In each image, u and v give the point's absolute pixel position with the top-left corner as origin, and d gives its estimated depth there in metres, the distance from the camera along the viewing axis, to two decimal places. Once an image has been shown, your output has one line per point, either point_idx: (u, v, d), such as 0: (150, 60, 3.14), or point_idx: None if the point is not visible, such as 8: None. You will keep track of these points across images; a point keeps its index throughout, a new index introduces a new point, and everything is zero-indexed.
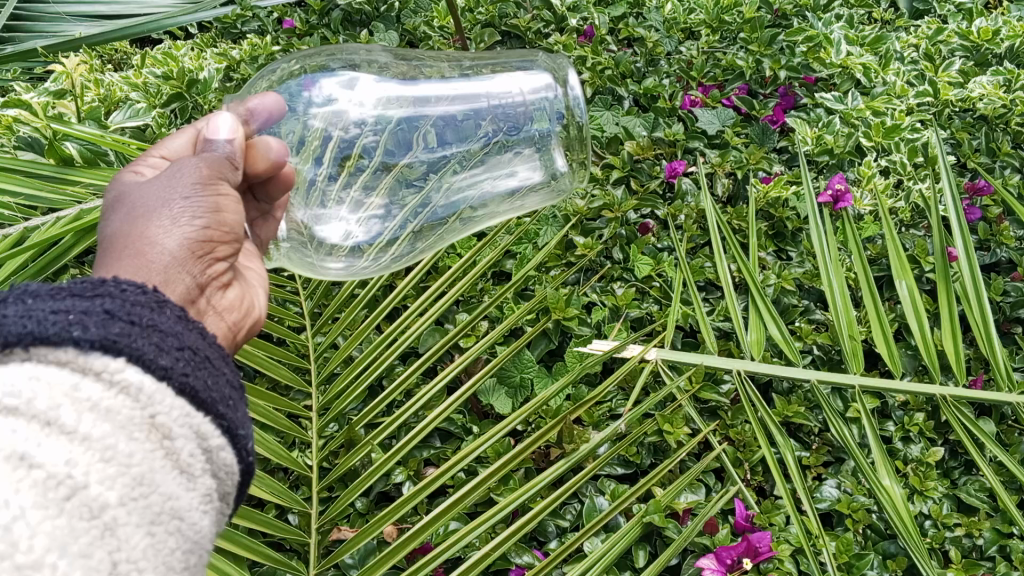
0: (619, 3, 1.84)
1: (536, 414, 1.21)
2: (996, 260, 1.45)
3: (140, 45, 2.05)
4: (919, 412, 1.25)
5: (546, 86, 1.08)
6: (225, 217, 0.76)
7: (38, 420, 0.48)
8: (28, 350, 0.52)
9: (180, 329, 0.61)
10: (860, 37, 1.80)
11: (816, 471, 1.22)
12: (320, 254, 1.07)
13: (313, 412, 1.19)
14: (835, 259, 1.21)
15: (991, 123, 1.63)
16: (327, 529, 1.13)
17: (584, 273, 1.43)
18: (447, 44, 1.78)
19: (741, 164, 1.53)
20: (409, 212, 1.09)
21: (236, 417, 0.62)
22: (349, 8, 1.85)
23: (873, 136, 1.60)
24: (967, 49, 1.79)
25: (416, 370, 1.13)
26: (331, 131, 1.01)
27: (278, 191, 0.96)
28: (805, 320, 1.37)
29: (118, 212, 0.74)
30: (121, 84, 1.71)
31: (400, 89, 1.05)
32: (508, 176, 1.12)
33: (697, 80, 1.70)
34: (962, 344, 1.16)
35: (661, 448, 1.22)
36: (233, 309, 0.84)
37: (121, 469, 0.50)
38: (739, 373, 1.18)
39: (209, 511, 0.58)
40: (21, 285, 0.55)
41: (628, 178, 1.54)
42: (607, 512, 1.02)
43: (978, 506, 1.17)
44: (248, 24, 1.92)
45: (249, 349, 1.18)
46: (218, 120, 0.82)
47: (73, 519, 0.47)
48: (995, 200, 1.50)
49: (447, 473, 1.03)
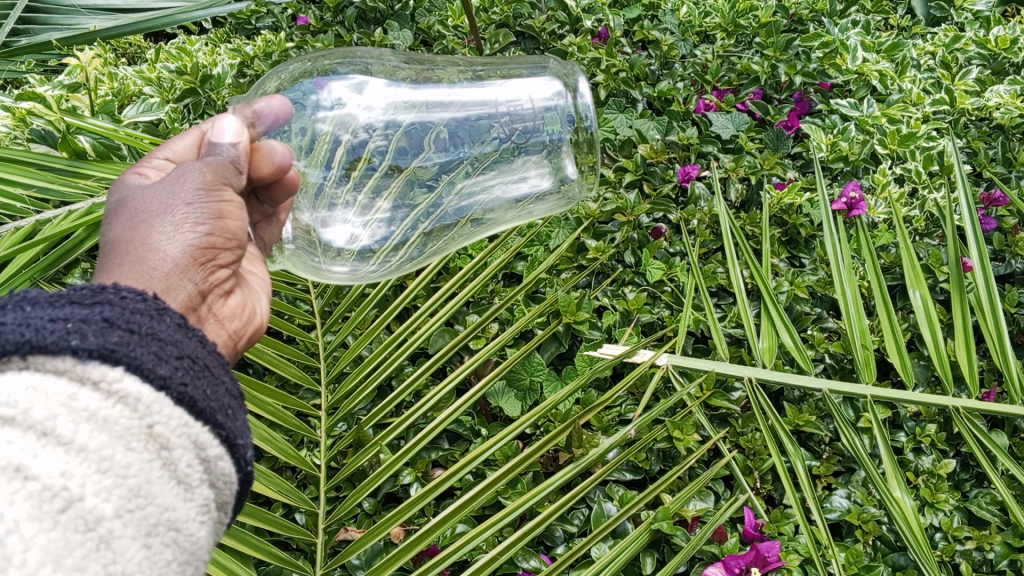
0: (634, 5, 1.84)
1: (544, 418, 1.21)
2: (1012, 271, 1.44)
3: (153, 39, 2.06)
4: (931, 423, 1.25)
5: (557, 94, 1.08)
6: (227, 223, 0.76)
7: (35, 430, 0.48)
8: (26, 359, 0.51)
9: (179, 337, 0.60)
10: (877, 44, 1.79)
11: (827, 481, 1.21)
12: (328, 258, 1.08)
13: (323, 412, 1.19)
14: (848, 265, 1.19)
15: (1008, 132, 1.62)
16: (334, 529, 1.12)
17: (595, 277, 1.42)
18: (461, 43, 1.77)
19: (755, 170, 1.53)
20: (419, 213, 1.08)
21: (235, 426, 0.61)
22: (363, 7, 1.85)
23: (888, 144, 1.59)
24: (985, 57, 1.77)
25: (426, 370, 1.12)
26: (340, 135, 1.00)
27: (282, 196, 0.95)
28: (817, 328, 1.36)
29: (120, 217, 0.74)
30: (134, 79, 1.71)
31: (409, 94, 1.05)
32: (519, 181, 1.11)
33: (712, 84, 1.69)
34: (975, 355, 1.15)
35: (670, 455, 1.22)
36: (234, 317, 0.84)
37: (118, 481, 0.50)
38: (751, 381, 1.17)
39: (207, 521, 0.58)
40: (19, 291, 0.55)
41: (641, 181, 1.53)
42: (615, 518, 1.01)
43: (989, 520, 1.17)
44: (263, 21, 1.89)
45: (258, 347, 1.17)
46: (223, 123, 0.81)
47: (68, 532, 0.47)
48: (1011, 210, 1.49)
49: (456, 474, 1.02)
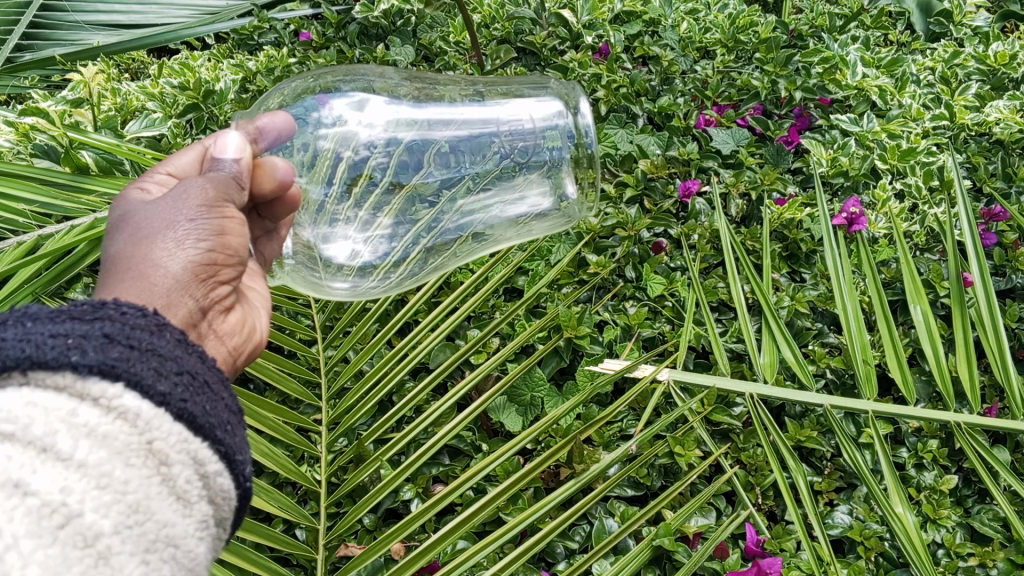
0: (634, 22, 1.85)
1: (546, 433, 1.22)
2: (1013, 286, 1.44)
3: (157, 54, 2.08)
4: (933, 438, 1.25)
5: (558, 114, 1.09)
6: (229, 239, 0.76)
7: (34, 446, 0.48)
8: (26, 374, 0.51)
9: (179, 353, 0.60)
10: (877, 59, 1.79)
11: (828, 497, 1.21)
12: (329, 273, 1.07)
13: (324, 426, 1.19)
14: (849, 280, 1.19)
15: (1007, 148, 1.63)
16: (334, 545, 1.12)
17: (595, 292, 1.43)
18: (462, 59, 1.79)
19: (756, 185, 1.53)
20: (420, 228, 1.08)
21: (234, 442, 0.61)
22: (365, 22, 1.85)
23: (888, 159, 1.60)
24: (984, 72, 1.78)
25: (427, 386, 1.12)
26: (341, 151, 1.00)
27: (284, 212, 0.96)
28: (818, 343, 1.36)
29: (122, 232, 0.74)
30: (138, 94, 1.72)
31: (410, 112, 1.05)
32: (519, 201, 1.11)
33: (712, 99, 1.70)
34: (977, 371, 1.14)
35: (671, 470, 1.22)
36: (234, 333, 0.84)
37: (117, 497, 0.50)
38: (752, 397, 1.16)
39: (205, 538, 0.58)
40: (20, 307, 0.55)
41: (641, 197, 1.53)
42: (617, 534, 1.00)
43: (991, 536, 1.16)
44: (265, 36, 1.91)
45: (260, 362, 1.17)
46: (225, 140, 0.82)
47: (67, 547, 0.47)
48: (1012, 225, 1.49)
49: (457, 490, 1.01)
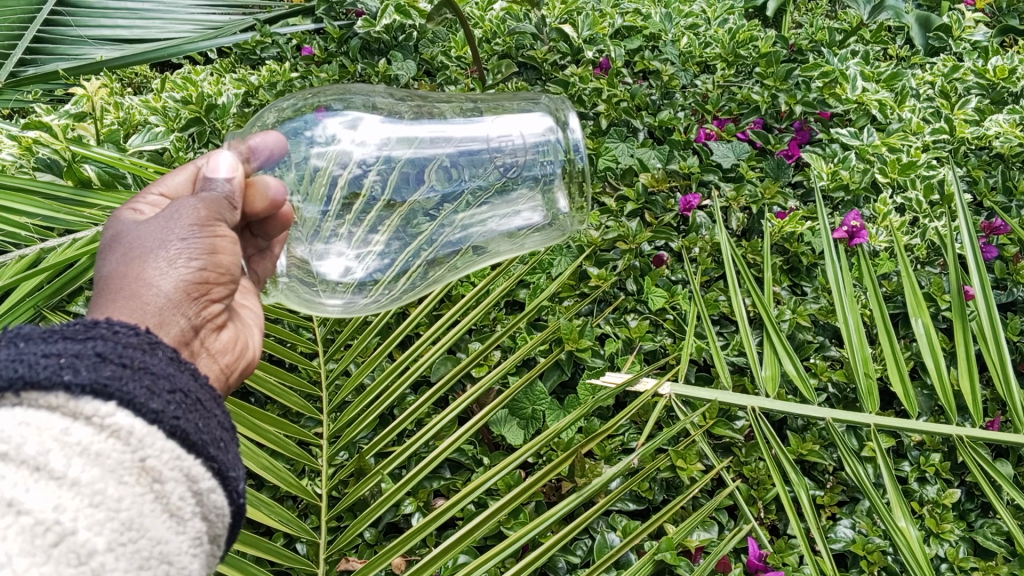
0: (635, 36, 1.86)
1: (547, 447, 1.22)
2: (1014, 299, 1.43)
3: (159, 69, 2.09)
4: (935, 452, 1.24)
5: (548, 129, 1.09)
6: (221, 258, 0.76)
7: (27, 465, 0.48)
8: (19, 395, 0.51)
9: (172, 371, 0.60)
10: (877, 74, 1.80)
11: (830, 511, 1.21)
12: (321, 291, 1.06)
13: (324, 440, 1.19)
14: (850, 293, 1.18)
15: (1008, 161, 1.63)
16: (335, 560, 1.11)
17: (597, 305, 1.42)
18: (463, 74, 1.79)
19: (756, 199, 1.54)
20: (421, 241, 1.09)
21: (227, 459, 0.61)
22: (367, 37, 1.87)
23: (889, 172, 1.60)
24: (984, 86, 1.79)
25: (428, 400, 1.11)
26: (337, 171, 1.02)
27: (276, 230, 0.96)
28: (820, 356, 1.36)
29: (115, 252, 0.74)
30: (140, 108, 1.73)
31: (406, 130, 1.07)
32: (512, 215, 1.12)
33: (712, 113, 1.70)
34: (979, 385, 1.13)
35: (673, 484, 1.22)
36: (226, 351, 0.84)
37: (110, 514, 0.50)
38: (754, 410, 1.16)
39: (199, 554, 0.58)
40: (13, 327, 0.55)
41: (642, 210, 1.54)
42: (619, 548, 0.99)
43: (995, 550, 1.15)
44: (268, 51, 1.92)
45: (261, 375, 1.17)
46: (217, 159, 0.82)
47: (61, 565, 0.47)
48: (1013, 238, 1.50)
49: (457, 504, 1.01)
